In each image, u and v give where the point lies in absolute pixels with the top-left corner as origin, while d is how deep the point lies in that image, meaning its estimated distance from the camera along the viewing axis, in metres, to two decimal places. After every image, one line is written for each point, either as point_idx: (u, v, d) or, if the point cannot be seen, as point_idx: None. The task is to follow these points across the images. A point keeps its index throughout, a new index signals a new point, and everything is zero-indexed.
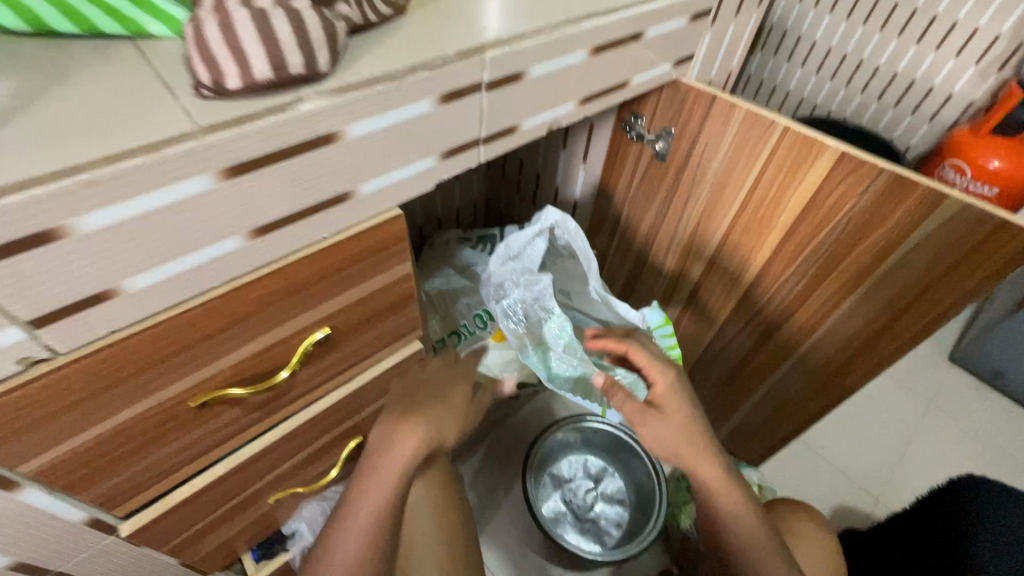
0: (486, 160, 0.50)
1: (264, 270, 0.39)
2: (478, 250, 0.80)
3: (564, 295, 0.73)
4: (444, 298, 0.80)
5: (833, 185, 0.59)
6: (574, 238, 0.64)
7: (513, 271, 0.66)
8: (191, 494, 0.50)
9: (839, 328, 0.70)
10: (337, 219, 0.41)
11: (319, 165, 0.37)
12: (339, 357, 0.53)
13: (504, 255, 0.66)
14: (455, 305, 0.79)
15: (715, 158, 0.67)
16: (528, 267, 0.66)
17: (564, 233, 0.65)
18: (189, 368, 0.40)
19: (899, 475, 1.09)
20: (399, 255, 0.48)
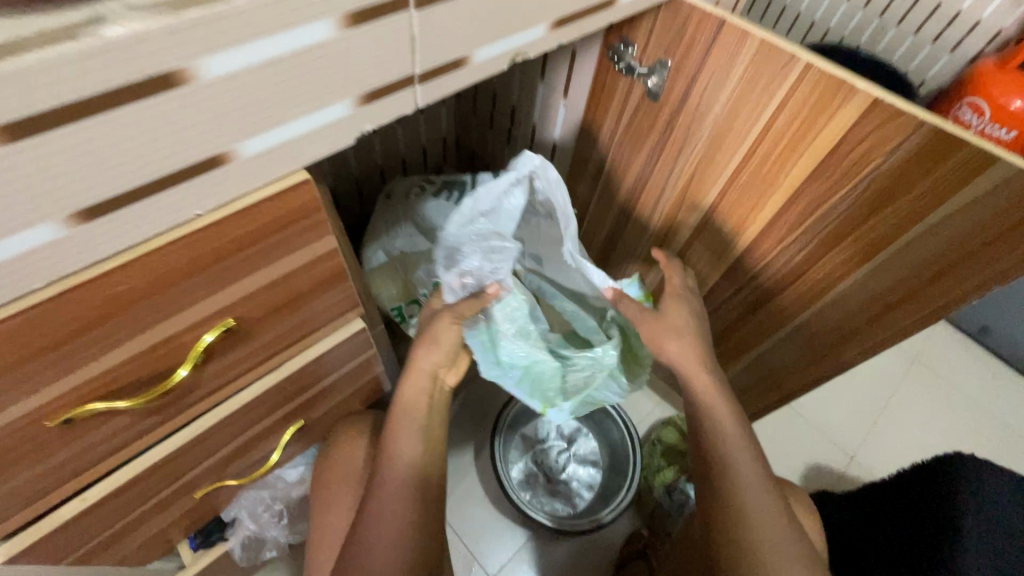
0: (426, 104, 0.38)
1: (114, 262, 0.29)
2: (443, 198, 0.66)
3: (535, 260, 0.62)
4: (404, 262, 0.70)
5: (858, 139, 0.48)
6: (554, 192, 0.52)
7: (476, 233, 0.55)
8: (87, 507, 0.42)
9: (843, 300, 0.62)
10: (212, 191, 0.30)
11: (162, 121, 0.25)
12: (256, 347, 0.44)
13: (472, 210, 0.55)
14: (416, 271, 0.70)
15: (717, 100, 0.55)
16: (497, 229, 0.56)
17: (543, 185, 0.53)
18: (32, 386, 0.31)
19: (877, 433, 1.08)
20: (316, 229, 0.38)
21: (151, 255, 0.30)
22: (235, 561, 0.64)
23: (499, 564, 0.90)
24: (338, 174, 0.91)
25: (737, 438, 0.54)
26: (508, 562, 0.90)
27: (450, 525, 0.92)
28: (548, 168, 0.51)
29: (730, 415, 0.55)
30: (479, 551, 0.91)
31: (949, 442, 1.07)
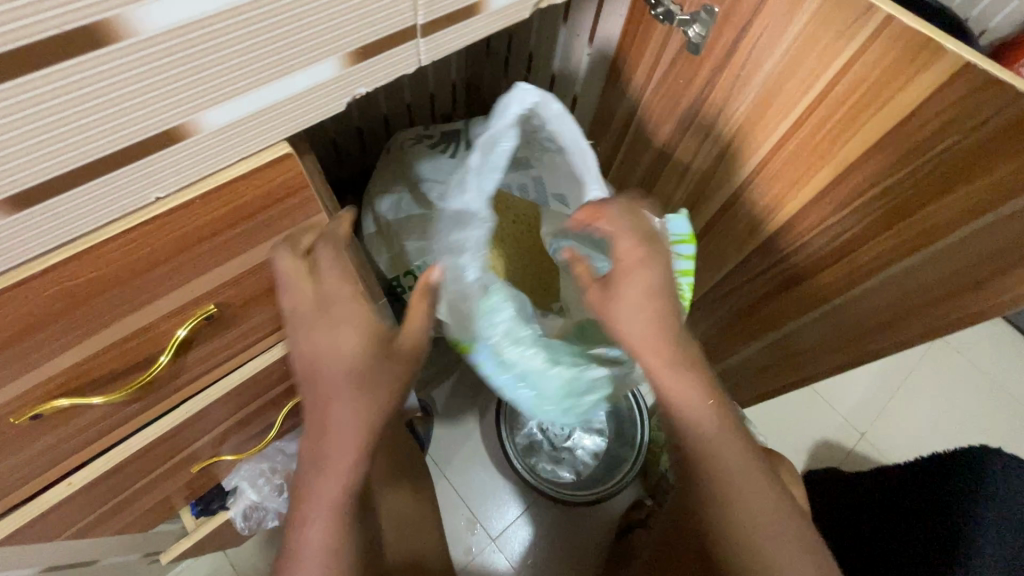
0: (430, 61, 0.31)
1: (63, 253, 0.25)
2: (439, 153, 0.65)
3: (561, 201, 0.62)
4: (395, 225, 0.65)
5: (936, 109, 0.42)
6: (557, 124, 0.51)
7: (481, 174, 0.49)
8: (74, 493, 0.40)
9: (886, 288, 0.57)
10: (173, 170, 0.25)
11: (98, 89, 0.20)
12: (243, 332, 0.40)
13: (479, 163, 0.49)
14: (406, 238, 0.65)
15: (771, 56, 0.48)
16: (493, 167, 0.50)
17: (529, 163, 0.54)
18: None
19: (890, 412, 1.05)
20: (304, 207, 0.33)
21: (109, 245, 0.26)
22: (238, 529, 0.63)
23: (501, 527, 0.91)
24: (338, 123, 0.83)
25: (727, 449, 0.44)
26: (510, 525, 0.91)
27: (452, 489, 0.92)
28: (552, 100, 0.50)
29: (720, 435, 0.44)
30: (480, 512, 0.92)
31: (965, 424, 1.05)
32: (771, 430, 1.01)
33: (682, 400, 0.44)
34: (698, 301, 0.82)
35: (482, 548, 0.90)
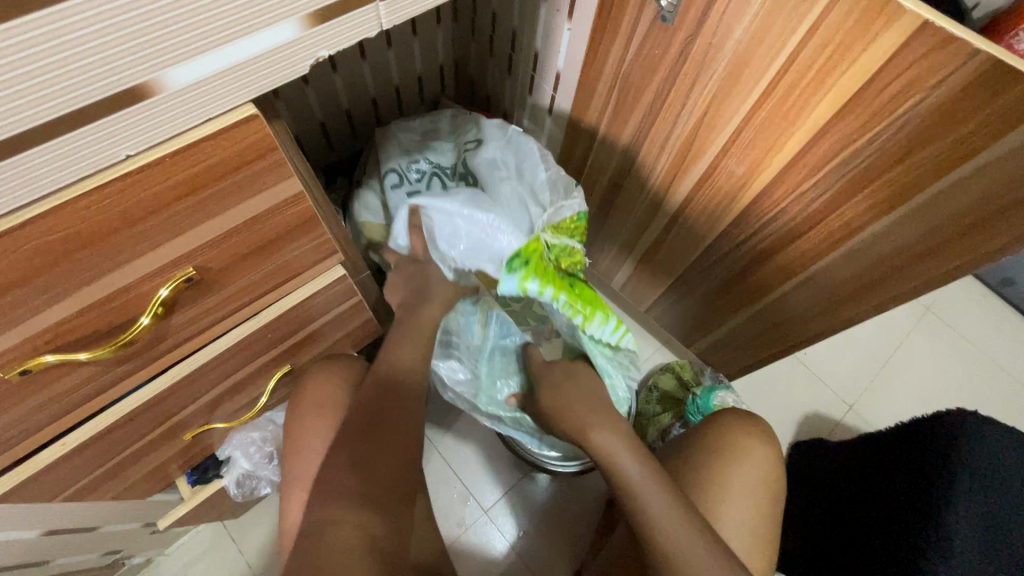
0: (392, 25, 0.32)
1: (40, 207, 0.26)
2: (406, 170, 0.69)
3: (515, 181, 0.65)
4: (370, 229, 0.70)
5: (896, 72, 0.43)
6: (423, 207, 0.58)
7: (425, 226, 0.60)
8: (68, 454, 0.42)
9: (860, 253, 0.58)
10: (140, 128, 0.26)
11: (59, 44, 0.21)
12: (226, 297, 0.42)
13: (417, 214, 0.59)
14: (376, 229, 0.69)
15: (739, 23, 0.49)
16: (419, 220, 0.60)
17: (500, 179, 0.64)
18: None
19: (878, 384, 1.06)
20: (276, 169, 0.34)
21: (85, 201, 0.27)
22: (233, 496, 0.65)
23: (494, 498, 0.93)
24: (325, 106, 0.85)
25: (655, 491, 0.51)
26: (503, 496, 0.94)
27: (446, 465, 0.95)
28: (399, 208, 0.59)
29: (649, 477, 0.52)
30: (473, 486, 0.94)
31: (953, 393, 1.06)
32: (758, 404, 1.03)
33: (613, 456, 0.55)
34: (681, 276, 0.83)
35: (476, 520, 0.92)
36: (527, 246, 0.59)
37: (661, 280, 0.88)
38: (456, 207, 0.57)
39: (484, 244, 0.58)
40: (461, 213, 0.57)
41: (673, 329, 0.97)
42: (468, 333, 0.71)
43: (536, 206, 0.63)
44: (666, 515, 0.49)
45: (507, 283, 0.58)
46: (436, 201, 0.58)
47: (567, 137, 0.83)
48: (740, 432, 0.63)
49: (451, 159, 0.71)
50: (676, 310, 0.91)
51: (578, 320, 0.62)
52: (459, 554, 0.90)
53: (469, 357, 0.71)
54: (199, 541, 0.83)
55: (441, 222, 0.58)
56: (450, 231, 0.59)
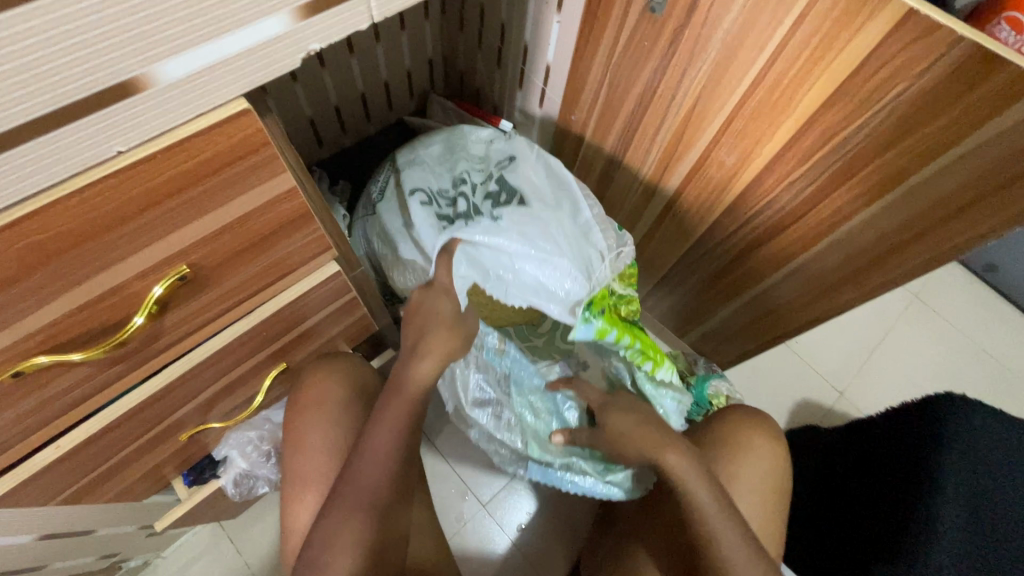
0: (382, 17, 0.32)
1: (30, 206, 0.26)
2: (434, 188, 0.66)
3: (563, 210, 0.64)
4: (389, 251, 0.70)
5: (883, 61, 0.44)
6: (482, 239, 0.58)
7: (481, 256, 0.60)
8: (63, 457, 0.42)
9: (848, 242, 0.59)
10: (131, 123, 0.26)
11: (48, 38, 0.21)
12: (219, 295, 0.41)
13: (475, 246, 0.59)
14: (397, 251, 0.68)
15: (728, 14, 0.49)
16: (476, 251, 0.59)
17: (544, 203, 0.63)
18: None
19: (867, 370, 1.08)
20: (269, 164, 0.34)
21: (76, 198, 0.27)
22: (231, 496, 0.65)
23: (492, 493, 0.94)
24: (315, 103, 0.84)
25: (727, 522, 0.49)
26: (500, 491, 0.94)
27: (444, 461, 0.95)
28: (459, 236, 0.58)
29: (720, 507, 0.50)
30: (470, 481, 0.94)
31: (940, 378, 1.08)
32: (751, 393, 1.04)
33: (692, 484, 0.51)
34: (674, 267, 0.84)
35: (475, 514, 0.92)
36: (599, 295, 0.62)
37: (653, 272, 0.89)
38: (516, 240, 0.59)
39: (535, 284, 0.60)
40: (522, 249, 0.59)
41: (666, 320, 0.97)
42: (493, 372, 0.71)
43: (588, 245, 0.62)
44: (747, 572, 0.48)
45: (583, 330, 0.60)
46: (487, 238, 0.58)
47: (558, 130, 0.84)
48: (738, 426, 0.63)
49: (477, 172, 0.67)
50: (669, 301, 0.92)
51: (647, 365, 0.66)
52: (458, 549, 0.90)
53: (500, 391, 0.72)
54: (196, 543, 0.82)
55: (498, 255, 0.59)
56: (508, 266, 0.60)
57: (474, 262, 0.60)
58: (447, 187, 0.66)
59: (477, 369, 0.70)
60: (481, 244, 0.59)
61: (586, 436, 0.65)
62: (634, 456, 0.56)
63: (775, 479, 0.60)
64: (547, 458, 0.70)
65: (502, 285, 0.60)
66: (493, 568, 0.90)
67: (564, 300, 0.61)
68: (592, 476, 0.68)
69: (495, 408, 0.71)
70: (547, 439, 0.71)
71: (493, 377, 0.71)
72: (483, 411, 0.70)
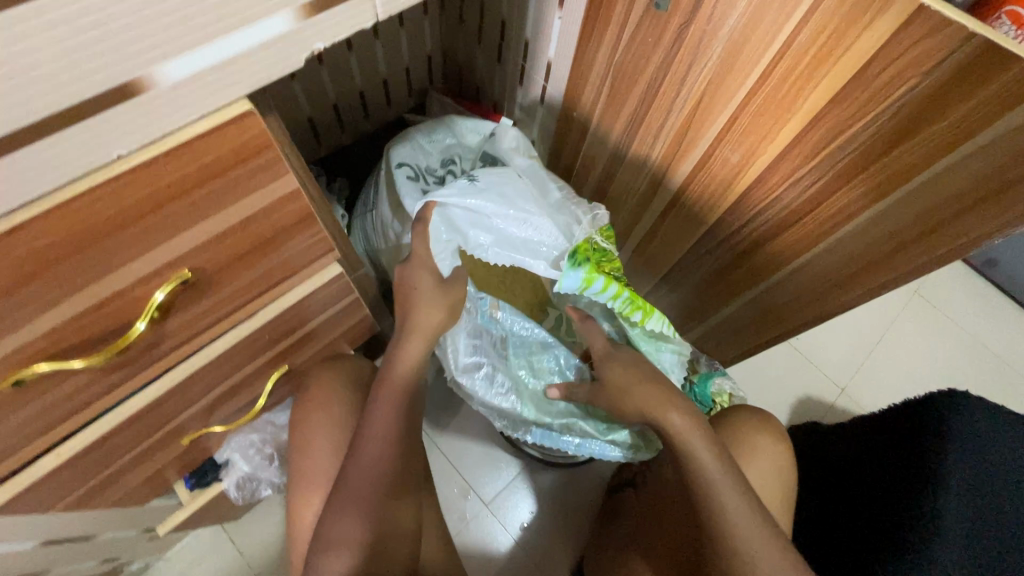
0: (386, 15, 0.32)
1: (29, 211, 0.25)
2: (419, 166, 0.68)
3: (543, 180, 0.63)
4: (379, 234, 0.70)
5: (892, 57, 0.43)
6: (460, 200, 0.57)
7: (458, 219, 0.58)
8: (64, 463, 0.41)
9: (852, 240, 0.59)
10: (133, 125, 0.25)
11: (50, 39, 0.20)
12: (222, 299, 0.41)
13: (452, 209, 0.58)
14: (385, 231, 0.69)
15: (735, 9, 0.48)
16: (454, 213, 0.58)
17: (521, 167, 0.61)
18: None
19: (868, 365, 1.08)
20: (272, 166, 0.33)
21: (77, 203, 0.26)
22: (233, 499, 0.64)
23: (494, 492, 0.94)
24: (313, 101, 0.83)
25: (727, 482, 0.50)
26: (502, 489, 0.94)
27: (447, 459, 0.95)
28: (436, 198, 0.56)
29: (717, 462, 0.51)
30: (473, 480, 0.94)
31: (940, 374, 1.08)
32: (753, 389, 1.04)
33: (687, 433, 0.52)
34: (677, 265, 0.83)
35: (477, 514, 0.92)
36: (582, 245, 0.59)
37: (655, 270, 0.89)
38: (494, 203, 0.57)
39: (517, 242, 0.59)
40: (499, 210, 0.57)
41: (667, 317, 0.97)
42: (488, 332, 0.68)
43: (568, 211, 0.61)
44: (756, 546, 0.47)
45: (569, 281, 0.57)
46: (464, 200, 0.57)
47: (559, 127, 0.83)
48: (742, 428, 0.62)
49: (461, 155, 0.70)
50: (671, 298, 0.91)
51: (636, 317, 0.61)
52: (462, 547, 0.90)
53: (494, 355, 0.68)
54: (198, 544, 0.82)
55: (476, 217, 0.58)
56: (485, 227, 0.58)
57: (452, 224, 0.58)
58: (435, 166, 0.69)
59: (474, 328, 0.67)
60: (459, 206, 0.57)
61: (584, 391, 0.64)
62: (633, 411, 0.56)
63: (777, 479, 0.60)
64: (547, 421, 0.68)
65: (480, 247, 0.59)
66: (497, 566, 0.89)
67: (544, 259, 0.59)
68: (596, 437, 0.67)
69: (490, 371, 0.67)
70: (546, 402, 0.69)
71: (486, 336, 0.68)
72: (477, 374, 0.66)
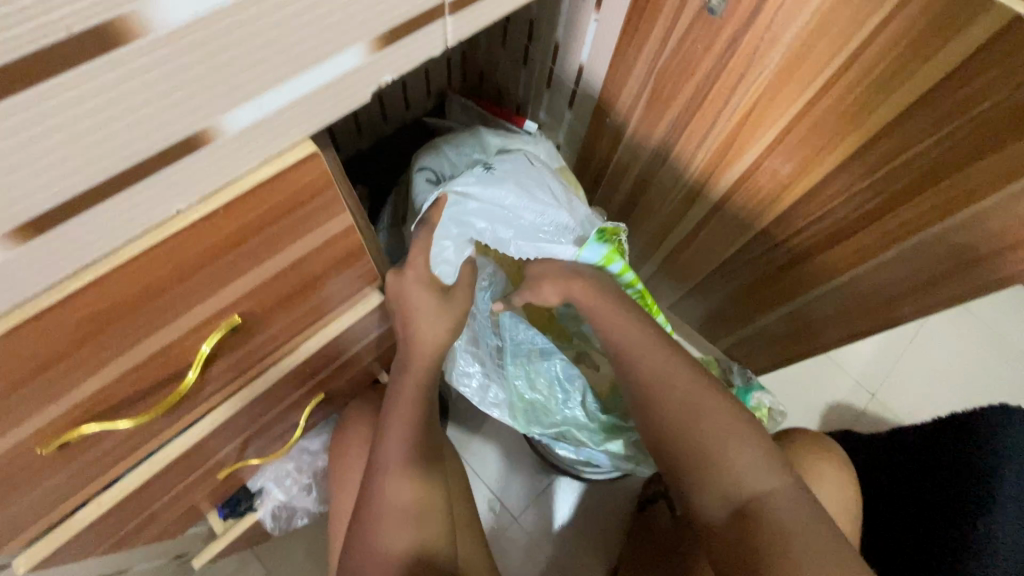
0: (455, 43, 0.29)
1: (84, 276, 0.23)
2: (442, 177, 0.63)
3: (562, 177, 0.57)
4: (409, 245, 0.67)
5: (978, 69, 0.40)
6: (477, 189, 0.50)
7: (472, 210, 0.51)
8: (106, 512, 0.39)
9: (907, 256, 0.56)
10: (192, 180, 0.23)
11: (111, 98, 0.18)
12: (267, 338, 0.39)
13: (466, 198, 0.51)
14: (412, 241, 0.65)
15: (797, 18, 0.45)
16: (467, 203, 0.51)
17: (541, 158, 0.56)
18: (26, 412, 0.26)
19: (899, 370, 1.06)
20: (329, 207, 0.31)
21: (131, 266, 0.24)
22: (268, 529, 0.63)
23: (527, 502, 0.92)
24: None
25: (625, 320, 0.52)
26: (536, 499, 0.92)
27: (477, 473, 0.93)
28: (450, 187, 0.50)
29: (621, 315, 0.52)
30: (499, 491, 0.92)
31: (973, 379, 1.06)
32: (783, 394, 1.02)
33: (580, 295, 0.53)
34: (712, 273, 0.81)
35: (502, 527, 0.91)
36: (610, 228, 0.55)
37: (688, 276, 0.86)
38: (515, 193, 0.51)
39: (534, 234, 0.54)
40: (519, 202, 0.52)
41: (698, 323, 0.95)
42: (486, 334, 0.62)
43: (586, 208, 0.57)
44: (644, 352, 0.50)
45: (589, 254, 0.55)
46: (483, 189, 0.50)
47: (591, 131, 0.80)
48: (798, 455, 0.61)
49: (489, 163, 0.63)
50: (704, 306, 0.89)
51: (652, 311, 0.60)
52: (505, 563, 0.89)
53: (491, 363, 0.63)
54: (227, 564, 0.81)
55: (493, 207, 0.51)
56: (502, 218, 0.52)
57: (465, 215, 0.51)
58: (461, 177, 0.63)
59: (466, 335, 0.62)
60: (475, 197, 0.51)
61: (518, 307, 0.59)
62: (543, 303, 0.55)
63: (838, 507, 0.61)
64: (539, 424, 0.64)
65: (493, 237, 0.53)
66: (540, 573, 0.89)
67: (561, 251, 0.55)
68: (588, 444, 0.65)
69: (483, 379, 0.63)
70: (541, 411, 0.64)
71: (484, 338, 0.63)
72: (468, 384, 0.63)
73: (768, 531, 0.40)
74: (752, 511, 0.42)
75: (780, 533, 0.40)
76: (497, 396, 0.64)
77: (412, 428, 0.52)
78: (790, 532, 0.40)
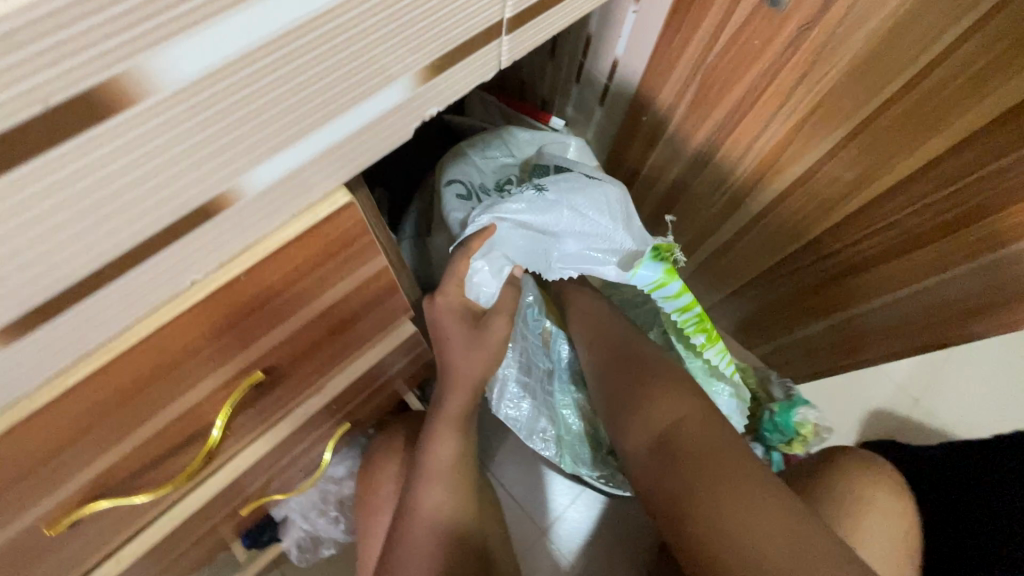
0: (510, 61, 0.24)
1: (88, 362, 0.21)
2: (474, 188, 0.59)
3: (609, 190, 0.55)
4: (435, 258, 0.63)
5: None
6: (529, 216, 0.48)
7: (521, 236, 0.49)
8: (128, 564, 0.37)
9: (972, 279, 0.50)
10: (210, 247, 0.20)
11: (106, 175, 0.14)
12: (295, 383, 0.35)
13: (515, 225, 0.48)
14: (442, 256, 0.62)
15: (876, 14, 0.40)
16: (516, 230, 0.48)
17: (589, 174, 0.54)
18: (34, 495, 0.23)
19: (943, 375, 1.00)
20: (366, 251, 0.27)
21: (140, 345, 0.21)
22: (293, 558, 0.62)
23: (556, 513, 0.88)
24: None
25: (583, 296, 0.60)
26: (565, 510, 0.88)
27: (504, 486, 0.88)
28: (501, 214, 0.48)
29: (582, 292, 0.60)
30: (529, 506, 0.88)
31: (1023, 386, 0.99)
32: (822, 400, 0.98)
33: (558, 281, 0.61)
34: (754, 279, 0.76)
35: (531, 543, 0.86)
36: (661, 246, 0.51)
37: (727, 281, 0.81)
38: (566, 217, 0.49)
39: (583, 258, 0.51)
40: (570, 227, 0.50)
41: (735, 328, 0.90)
42: (535, 360, 0.61)
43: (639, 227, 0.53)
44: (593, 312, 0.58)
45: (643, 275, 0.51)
46: (534, 216, 0.49)
47: (625, 130, 0.74)
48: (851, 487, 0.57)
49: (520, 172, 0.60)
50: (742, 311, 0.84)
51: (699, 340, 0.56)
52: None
53: (541, 394, 0.61)
54: None
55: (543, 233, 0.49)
56: (552, 244, 0.50)
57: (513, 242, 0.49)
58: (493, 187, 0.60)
59: (523, 358, 0.60)
60: (525, 224, 0.49)
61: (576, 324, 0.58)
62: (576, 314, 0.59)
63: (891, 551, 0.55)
64: (590, 456, 0.63)
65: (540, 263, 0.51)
66: None
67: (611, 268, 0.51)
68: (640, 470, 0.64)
69: (535, 407, 0.60)
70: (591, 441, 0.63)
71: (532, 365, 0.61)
72: (521, 418, 0.60)
73: (686, 446, 0.43)
74: (670, 438, 0.45)
75: (687, 447, 0.43)
76: (550, 427, 0.61)
77: (444, 461, 0.49)
78: (696, 446, 0.42)
